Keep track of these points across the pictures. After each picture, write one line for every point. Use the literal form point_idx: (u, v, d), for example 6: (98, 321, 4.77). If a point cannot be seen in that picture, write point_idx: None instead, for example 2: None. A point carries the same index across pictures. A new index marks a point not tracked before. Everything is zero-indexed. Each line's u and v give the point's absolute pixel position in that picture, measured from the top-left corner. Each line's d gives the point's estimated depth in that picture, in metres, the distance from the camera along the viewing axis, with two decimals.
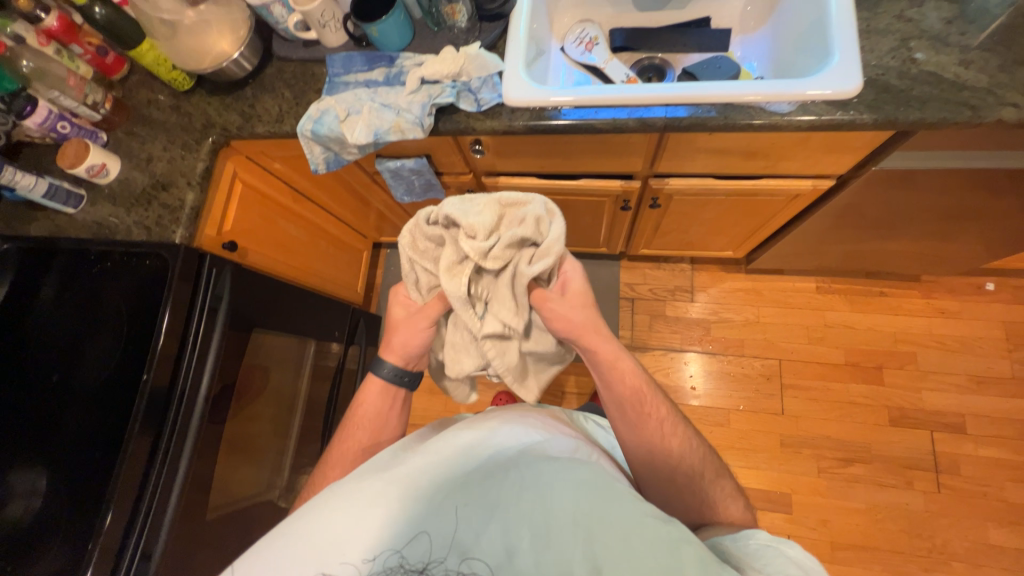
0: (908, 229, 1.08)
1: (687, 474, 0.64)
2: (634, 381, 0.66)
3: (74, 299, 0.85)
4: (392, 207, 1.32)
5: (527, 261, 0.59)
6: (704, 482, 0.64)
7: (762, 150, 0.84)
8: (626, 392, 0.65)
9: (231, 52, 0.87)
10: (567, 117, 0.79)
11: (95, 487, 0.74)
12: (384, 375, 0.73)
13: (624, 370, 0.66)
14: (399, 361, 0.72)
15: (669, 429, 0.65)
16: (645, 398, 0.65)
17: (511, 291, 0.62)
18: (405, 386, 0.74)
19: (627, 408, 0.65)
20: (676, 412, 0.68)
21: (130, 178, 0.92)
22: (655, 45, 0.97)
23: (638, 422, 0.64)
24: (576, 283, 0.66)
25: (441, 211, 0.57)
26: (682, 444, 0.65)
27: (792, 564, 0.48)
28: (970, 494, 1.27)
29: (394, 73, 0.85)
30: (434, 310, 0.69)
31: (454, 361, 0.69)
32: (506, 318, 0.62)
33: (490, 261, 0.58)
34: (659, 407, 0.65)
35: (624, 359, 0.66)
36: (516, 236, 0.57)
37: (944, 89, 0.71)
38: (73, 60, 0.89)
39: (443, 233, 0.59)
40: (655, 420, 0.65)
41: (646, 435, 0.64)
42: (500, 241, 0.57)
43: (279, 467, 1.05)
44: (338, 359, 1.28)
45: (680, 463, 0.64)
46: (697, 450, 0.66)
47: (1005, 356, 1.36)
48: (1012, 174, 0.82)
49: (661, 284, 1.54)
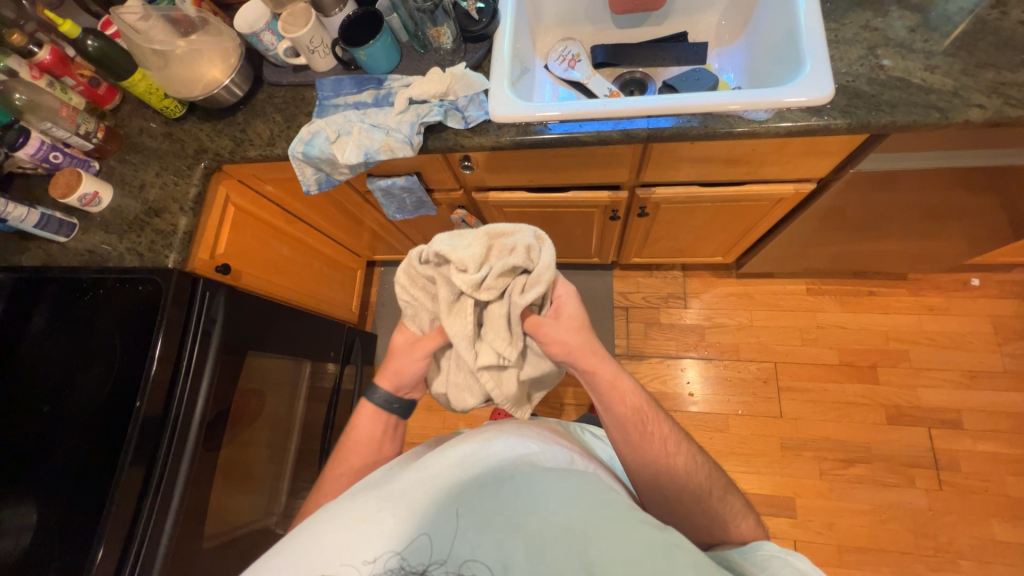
0: (892, 229, 1.10)
1: (694, 492, 0.62)
2: (635, 402, 0.64)
3: (66, 328, 0.84)
4: (385, 225, 1.33)
5: (520, 288, 0.60)
6: (712, 499, 0.63)
7: (743, 157, 0.87)
8: (627, 413, 0.64)
9: (222, 79, 0.89)
10: (555, 130, 0.81)
11: (87, 518, 0.73)
12: (376, 401, 0.72)
13: (624, 391, 0.64)
14: (391, 389, 0.71)
15: (672, 448, 0.64)
16: (647, 417, 0.64)
17: (507, 321, 0.62)
18: (395, 414, 0.72)
19: (628, 429, 0.63)
20: (678, 429, 0.66)
21: (123, 205, 0.92)
22: (635, 60, 1.00)
23: (639, 443, 0.63)
24: (569, 306, 0.67)
25: (432, 250, 0.58)
26: (687, 462, 0.64)
27: (799, 574, 0.49)
28: (972, 490, 1.27)
29: (383, 94, 0.86)
30: (430, 342, 0.69)
31: (456, 396, 0.73)
32: (500, 346, 0.63)
33: (484, 292, 0.58)
34: (661, 427, 0.64)
35: (624, 379, 0.65)
36: (507, 266, 0.58)
37: (913, 93, 0.74)
38: (65, 91, 0.91)
39: (435, 271, 0.60)
40: (658, 440, 0.64)
41: (650, 455, 0.63)
42: (491, 273, 0.57)
43: (276, 492, 1.03)
44: (335, 380, 1.28)
45: (687, 481, 0.63)
46: (703, 467, 0.65)
47: (996, 350, 1.37)
48: (987, 172, 0.85)
49: (654, 292, 1.56)
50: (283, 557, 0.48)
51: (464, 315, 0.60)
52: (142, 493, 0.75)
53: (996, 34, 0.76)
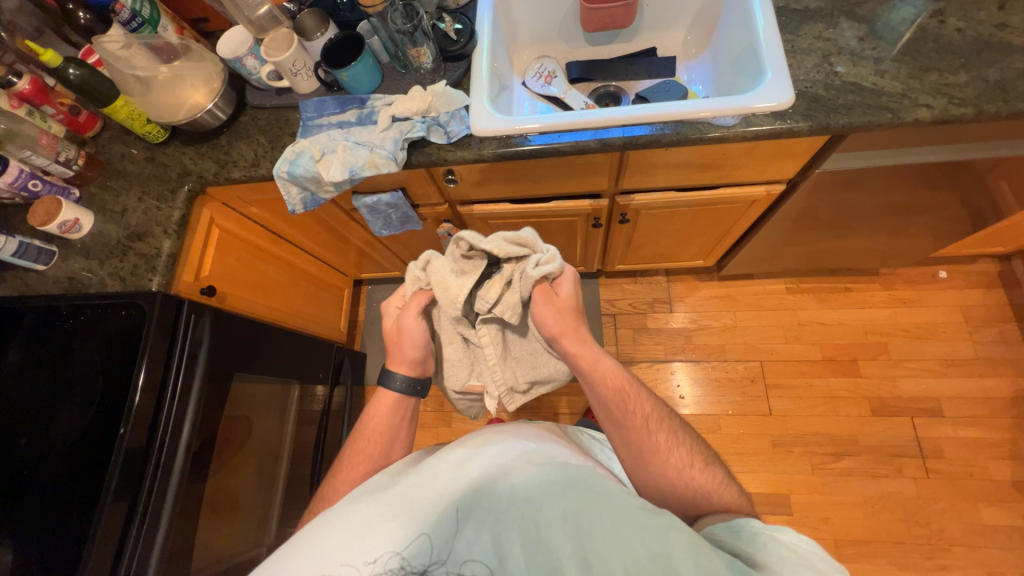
0: (860, 225, 1.15)
1: (677, 468, 0.63)
2: (616, 382, 0.66)
3: (45, 359, 0.82)
4: (372, 242, 1.33)
5: (532, 264, 0.62)
6: (696, 474, 0.63)
7: (714, 161, 0.91)
8: (609, 393, 0.65)
9: (205, 103, 0.90)
10: (534, 142, 0.84)
11: (67, 556, 0.70)
12: (397, 388, 0.72)
13: (605, 371, 0.66)
14: (411, 373, 0.72)
15: (655, 425, 0.65)
16: (627, 396, 0.65)
17: (518, 295, 0.64)
18: (418, 395, 0.74)
19: (610, 409, 0.65)
20: (661, 408, 0.68)
21: (104, 231, 0.91)
22: (608, 75, 1.05)
23: (622, 421, 0.65)
24: (568, 288, 0.67)
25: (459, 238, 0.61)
26: (669, 439, 0.65)
27: (785, 549, 0.48)
28: (957, 475, 1.30)
29: (366, 113, 0.88)
30: (417, 304, 0.68)
31: (452, 371, 0.76)
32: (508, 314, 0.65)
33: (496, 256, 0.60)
34: (644, 405, 0.66)
35: (605, 360, 0.67)
36: (518, 241, 0.62)
37: (866, 96, 0.79)
38: (44, 120, 0.90)
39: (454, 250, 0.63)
40: (639, 418, 0.65)
41: (634, 433, 0.64)
42: (501, 238, 0.61)
43: (266, 520, 1.01)
44: (324, 402, 1.26)
45: (668, 458, 0.63)
46: (685, 444, 0.65)
47: (968, 338, 1.43)
48: (943, 167, 0.90)
49: (640, 298, 1.59)
50: (281, 560, 0.48)
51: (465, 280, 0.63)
52: (127, 521, 0.73)
53: (936, 40, 0.82)
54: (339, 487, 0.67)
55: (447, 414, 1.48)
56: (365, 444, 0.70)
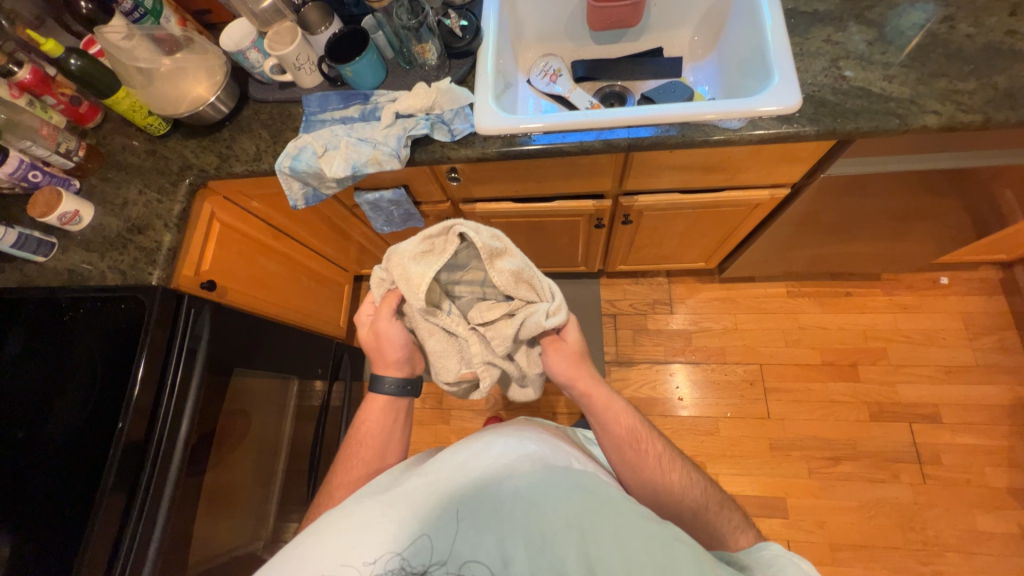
0: (863, 231, 1.15)
1: (692, 509, 0.63)
2: (629, 421, 0.66)
3: (43, 351, 0.82)
4: (373, 238, 1.33)
5: (544, 314, 0.64)
6: (710, 515, 0.63)
7: (719, 164, 0.91)
8: (622, 433, 0.65)
9: (207, 96, 0.90)
10: (538, 142, 0.83)
11: (64, 550, 0.70)
12: (387, 391, 0.72)
13: (618, 412, 0.66)
14: (402, 374, 0.73)
15: (668, 465, 0.65)
16: (640, 436, 0.65)
17: (514, 331, 0.65)
18: (410, 395, 0.74)
19: (624, 449, 0.64)
20: (673, 448, 0.68)
21: (104, 224, 0.91)
22: (614, 75, 1.04)
23: (637, 461, 0.64)
24: (572, 333, 0.71)
25: (453, 225, 0.60)
26: (682, 479, 0.64)
27: (804, 574, 0.50)
28: (953, 482, 1.30)
29: (369, 109, 0.88)
30: (389, 303, 0.70)
31: (437, 363, 0.72)
32: (498, 344, 0.67)
33: (500, 280, 0.63)
34: (656, 444, 0.65)
35: (617, 402, 0.67)
36: (528, 284, 0.65)
37: (873, 101, 0.78)
38: (45, 110, 0.90)
39: (442, 234, 0.61)
40: (654, 457, 0.64)
41: (649, 474, 0.63)
42: (511, 271, 0.63)
43: (264, 515, 1.01)
44: (323, 397, 1.26)
45: (684, 497, 0.63)
46: (699, 483, 0.65)
47: (968, 345, 1.43)
48: (947, 175, 0.90)
49: (641, 299, 1.59)
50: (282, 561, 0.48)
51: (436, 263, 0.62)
52: (125, 514, 0.73)
53: (946, 46, 0.82)
54: (335, 492, 0.66)
55: (445, 411, 1.49)
56: (362, 452, 0.69)
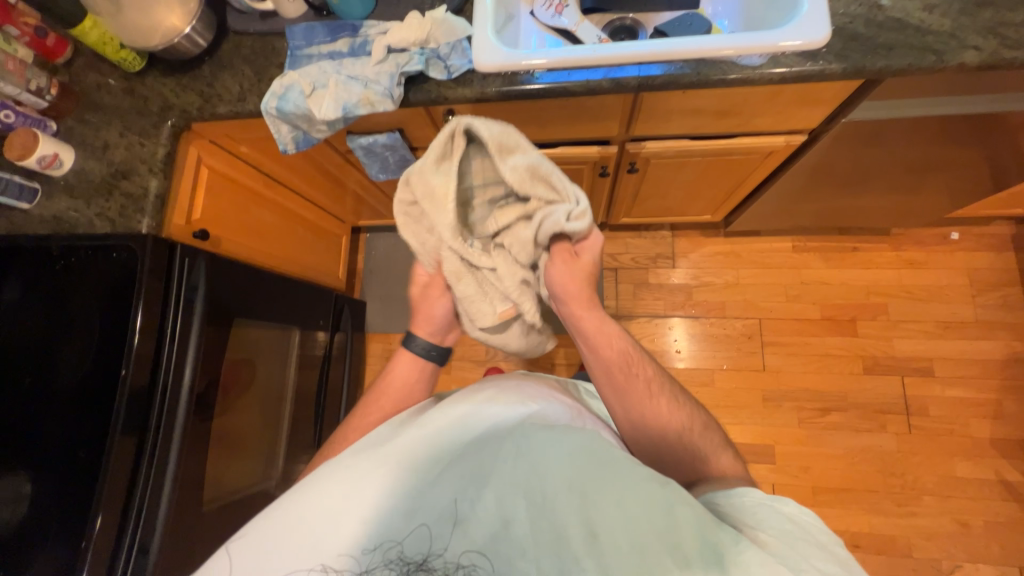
0: (878, 183, 1.10)
1: (676, 432, 0.66)
2: (620, 345, 0.69)
3: (38, 300, 0.81)
4: (369, 187, 1.28)
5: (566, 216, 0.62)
6: (693, 436, 0.66)
7: (734, 107, 0.85)
8: (614, 357, 0.68)
9: (181, 26, 0.82)
10: (542, 80, 0.78)
11: (82, 489, 0.73)
12: (416, 351, 0.76)
13: (611, 336, 0.69)
14: (433, 339, 0.77)
15: (656, 390, 0.68)
16: (632, 360, 0.69)
17: (533, 234, 0.65)
18: (438, 361, 0.78)
19: (615, 372, 0.67)
20: (664, 375, 0.70)
21: (87, 169, 0.87)
22: (625, 5, 0.95)
23: (626, 384, 0.67)
24: (589, 253, 0.69)
25: (459, 124, 0.59)
26: (669, 404, 0.67)
27: (788, 522, 0.49)
28: (937, 432, 1.34)
29: (359, 43, 0.81)
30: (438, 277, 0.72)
31: (471, 310, 0.69)
32: (519, 253, 0.67)
33: (511, 178, 0.61)
34: (646, 369, 0.69)
35: (609, 325, 0.70)
36: (545, 181, 0.63)
37: (909, 35, 0.72)
38: (10, 43, 0.82)
39: (448, 141, 0.60)
40: (643, 381, 0.68)
41: (637, 398, 0.66)
42: (524, 169, 0.62)
43: (273, 458, 1.05)
44: (325, 348, 1.27)
45: (670, 421, 0.66)
46: (686, 408, 0.68)
47: (970, 302, 1.42)
48: (977, 121, 0.84)
49: (643, 252, 1.56)
50: (279, 512, 0.49)
51: (449, 178, 0.61)
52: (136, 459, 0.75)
53: None
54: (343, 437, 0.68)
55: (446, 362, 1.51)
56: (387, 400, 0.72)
